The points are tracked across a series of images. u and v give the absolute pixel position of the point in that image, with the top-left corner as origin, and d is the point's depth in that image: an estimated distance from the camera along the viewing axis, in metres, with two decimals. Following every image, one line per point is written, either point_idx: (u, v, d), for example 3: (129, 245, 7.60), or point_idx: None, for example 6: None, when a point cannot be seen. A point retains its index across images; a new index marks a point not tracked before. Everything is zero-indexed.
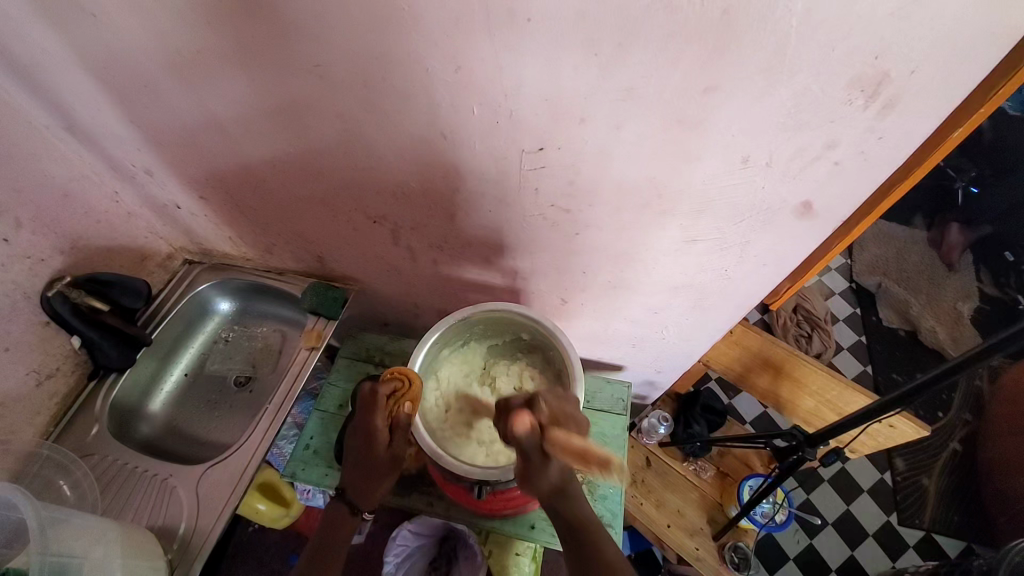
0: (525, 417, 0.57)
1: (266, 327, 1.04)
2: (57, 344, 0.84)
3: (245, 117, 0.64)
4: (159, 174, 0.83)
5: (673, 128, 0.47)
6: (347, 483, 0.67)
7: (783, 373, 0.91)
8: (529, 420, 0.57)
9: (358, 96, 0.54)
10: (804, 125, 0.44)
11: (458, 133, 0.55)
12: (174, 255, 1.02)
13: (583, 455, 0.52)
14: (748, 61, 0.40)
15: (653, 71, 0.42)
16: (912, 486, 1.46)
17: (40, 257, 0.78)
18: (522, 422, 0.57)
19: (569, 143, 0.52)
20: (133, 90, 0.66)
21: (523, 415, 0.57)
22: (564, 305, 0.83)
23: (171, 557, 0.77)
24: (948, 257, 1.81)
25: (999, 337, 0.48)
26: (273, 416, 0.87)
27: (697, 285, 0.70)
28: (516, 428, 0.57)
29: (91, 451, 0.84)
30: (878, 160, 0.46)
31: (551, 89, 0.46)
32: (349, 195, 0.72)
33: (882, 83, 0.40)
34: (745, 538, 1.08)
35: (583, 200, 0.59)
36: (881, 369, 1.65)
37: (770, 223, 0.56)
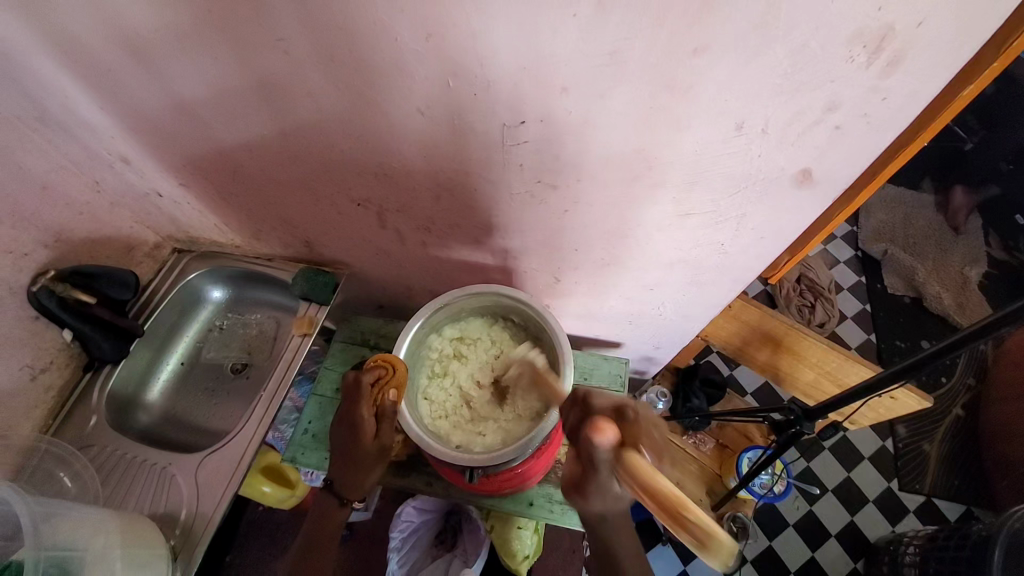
0: (608, 430, 0.50)
1: (260, 313, 1.03)
2: (48, 338, 0.83)
3: (216, 99, 0.61)
4: (138, 161, 0.80)
5: (662, 94, 0.44)
6: (335, 472, 0.66)
7: (782, 347, 0.90)
8: (612, 436, 0.50)
9: (329, 72, 0.51)
10: (802, 86, 0.41)
11: (436, 107, 0.52)
12: (163, 244, 1.00)
13: (669, 504, 0.44)
14: (740, 18, 0.37)
15: (638, 32, 0.39)
16: (914, 453, 1.48)
17: (22, 251, 0.77)
18: (606, 436, 0.50)
19: (553, 115, 0.49)
20: (99, 74, 0.63)
21: (609, 428, 0.50)
22: (558, 284, 0.81)
23: (175, 542, 0.78)
24: (954, 220, 1.78)
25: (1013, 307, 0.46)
26: (269, 403, 0.87)
27: (693, 260, 0.68)
28: (596, 437, 0.49)
29: (90, 442, 0.85)
30: (882, 122, 0.43)
31: (529, 58, 0.43)
32: (329, 178, 0.70)
33: (885, 38, 0.37)
34: (743, 509, 1.09)
35: (571, 175, 0.56)
36: (885, 336, 1.64)
37: (768, 194, 0.54)
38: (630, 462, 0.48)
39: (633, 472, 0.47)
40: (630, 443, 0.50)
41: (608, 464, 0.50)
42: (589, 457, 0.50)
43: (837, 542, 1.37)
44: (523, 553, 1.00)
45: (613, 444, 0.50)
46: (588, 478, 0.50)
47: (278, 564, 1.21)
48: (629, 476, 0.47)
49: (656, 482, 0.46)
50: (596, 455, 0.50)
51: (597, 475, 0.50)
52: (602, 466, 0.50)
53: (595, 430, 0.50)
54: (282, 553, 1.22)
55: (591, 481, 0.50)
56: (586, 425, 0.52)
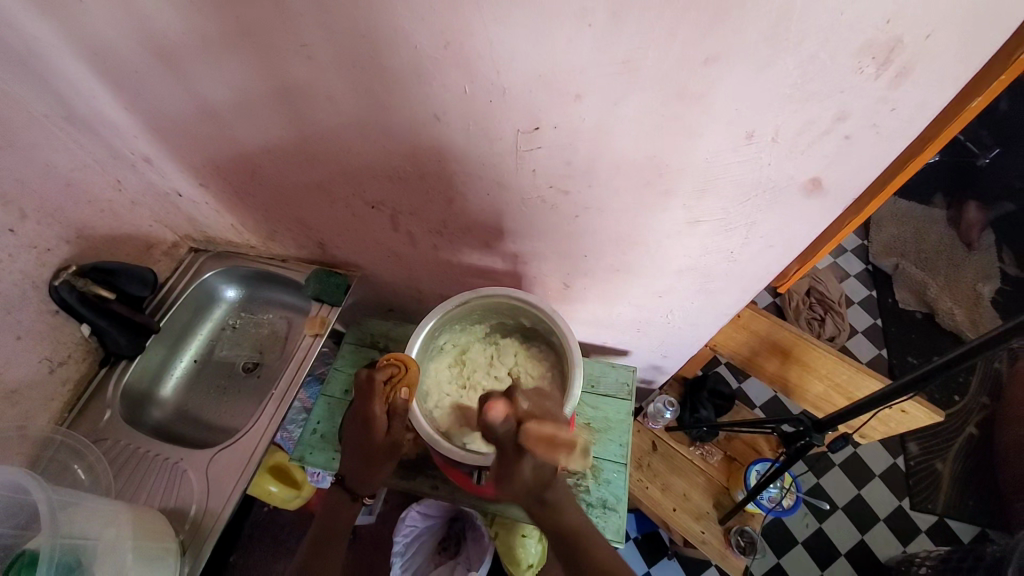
0: (499, 405, 0.55)
1: (272, 314, 1.05)
2: (67, 332, 0.85)
3: (238, 103, 0.64)
4: (159, 162, 0.83)
5: (672, 103, 0.45)
6: (347, 467, 0.68)
7: (791, 358, 0.89)
8: (504, 410, 0.54)
9: (348, 77, 0.53)
10: (811, 96, 0.42)
11: (451, 112, 0.53)
12: (180, 244, 1.02)
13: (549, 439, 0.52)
14: (751, 28, 0.38)
15: (650, 42, 0.40)
16: (926, 471, 1.45)
17: (46, 247, 0.79)
18: (496, 410, 0.54)
19: (565, 121, 0.50)
20: (127, 77, 0.66)
21: (500, 402, 0.55)
22: (566, 289, 0.82)
23: (184, 537, 0.79)
24: (967, 236, 1.76)
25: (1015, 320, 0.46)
26: (279, 401, 0.88)
27: (702, 268, 0.68)
28: (489, 415, 0.54)
29: (104, 436, 0.86)
30: (892, 133, 0.44)
31: (543, 65, 0.45)
32: (345, 181, 0.71)
33: (894, 49, 0.37)
34: (751, 523, 1.08)
35: (582, 180, 0.57)
36: (896, 352, 1.62)
37: (777, 202, 0.54)
38: (532, 430, 0.53)
39: (531, 436, 0.53)
40: (525, 417, 0.55)
41: (509, 436, 0.54)
42: (494, 435, 0.54)
43: (846, 560, 1.34)
44: (528, 561, 1.00)
45: (508, 419, 0.54)
46: (503, 460, 0.54)
47: (283, 565, 1.21)
48: (533, 441, 0.53)
49: (546, 430, 0.53)
50: (497, 430, 0.54)
51: (504, 453, 0.55)
52: (505, 439, 0.54)
53: (488, 407, 0.54)
54: (286, 554, 1.22)
55: (504, 462, 0.54)
56: (480, 410, 0.56)
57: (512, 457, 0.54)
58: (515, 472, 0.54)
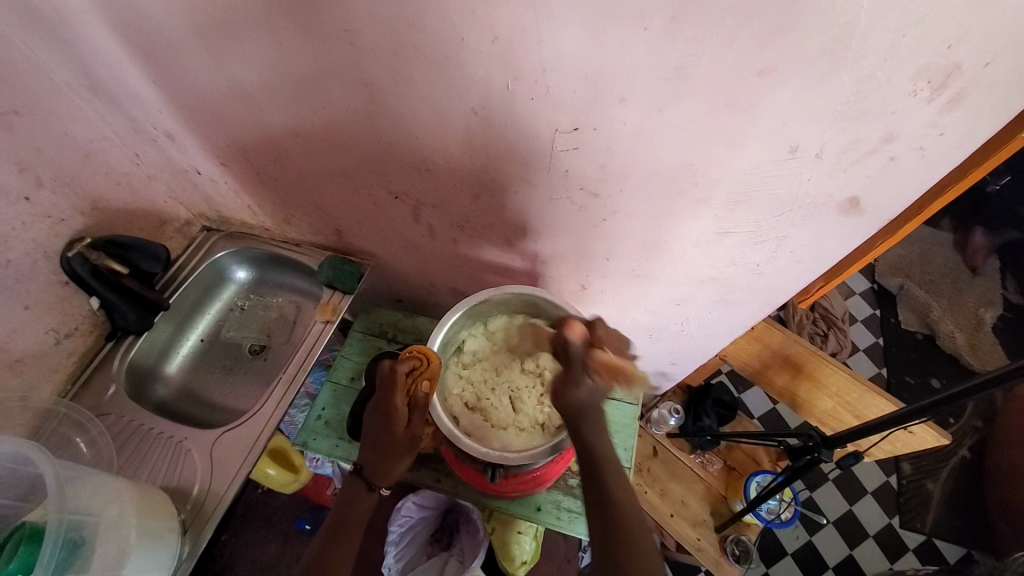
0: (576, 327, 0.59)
1: (282, 297, 1.04)
2: (76, 304, 0.84)
3: (268, 82, 0.63)
4: (180, 138, 0.81)
5: (720, 113, 0.45)
6: (365, 458, 0.67)
7: (801, 372, 0.90)
8: (583, 331, 0.59)
9: (388, 64, 0.52)
10: (861, 116, 0.42)
11: (490, 108, 0.53)
12: (193, 221, 1.01)
13: (614, 369, 0.56)
14: (809, 42, 0.38)
15: (707, 50, 0.40)
16: (918, 489, 1.47)
17: (60, 217, 0.78)
18: (575, 329, 0.59)
19: (607, 124, 0.49)
20: (157, 50, 0.65)
21: (579, 325, 0.59)
22: (583, 292, 0.81)
23: (185, 517, 0.78)
24: (972, 260, 1.77)
25: None
26: (288, 385, 0.87)
27: (725, 279, 0.68)
28: (567, 332, 0.59)
29: (108, 411, 0.85)
30: (936, 157, 0.44)
31: (592, 65, 0.44)
32: (371, 169, 0.71)
33: (951, 75, 0.37)
34: (747, 533, 1.08)
35: (615, 184, 0.57)
36: (895, 371, 1.63)
37: (810, 218, 0.54)
38: (599, 357, 0.58)
39: (597, 360, 0.58)
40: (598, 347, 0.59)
41: (580, 356, 0.58)
42: (564, 351, 0.59)
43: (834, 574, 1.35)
44: (522, 558, 1.02)
45: (581, 342, 0.59)
46: (566, 375, 0.59)
47: (276, 548, 1.21)
48: (599, 367, 0.57)
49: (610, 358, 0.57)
50: (569, 347, 0.59)
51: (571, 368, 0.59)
52: (575, 359, 0.58)
53: (567, 326, 0.59)
54: (279, 537, 1.23)
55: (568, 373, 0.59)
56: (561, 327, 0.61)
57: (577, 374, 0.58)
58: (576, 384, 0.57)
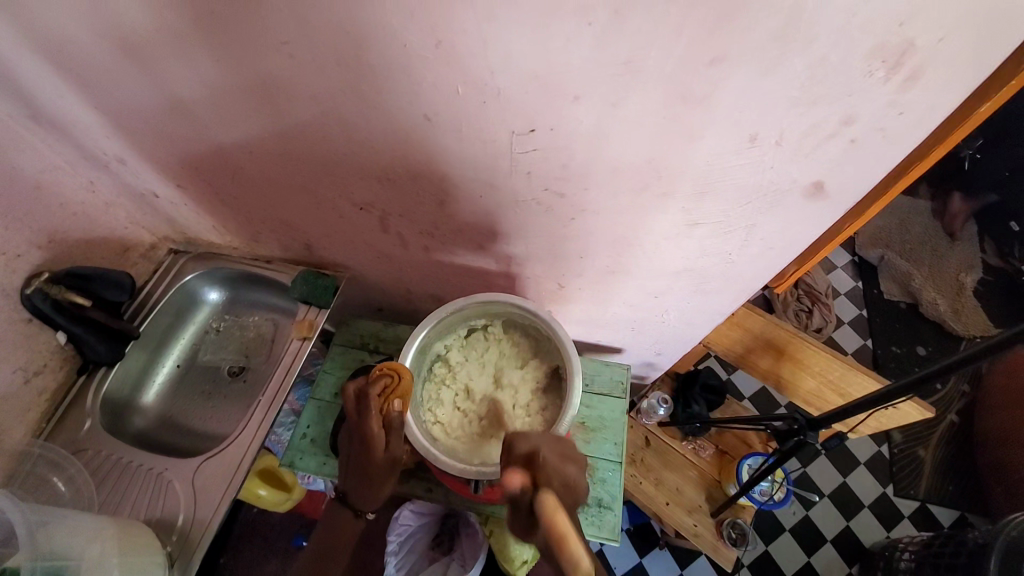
0: (517, 476, 0.51)
1: (258, 316, 1.02)
2: (42, 340, 0.81)
3: (215, 100, 0.60)
4: (134, 162, 0.79)
5: (676, 105, 0.43)
6: (348, 485, 0.67)
7: (785, 355, 0.90)
8: (522, 480, 0.50)
9: (333, 74, 0.51)
10: (819, 99, 0.41)
11: (442, 112, 0.51)
12: (158, 245, 0.98)
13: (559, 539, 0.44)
14: (758, 28, 0.36)
15: (655, 41, 0.39)
16: (909, 457, 1.49)
17: (15, 253, 0.75)
18: (512, 479, 0.50)
19: (563, 123, 0.48)
20: (95, 75, 0.62)
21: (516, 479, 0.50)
22: (560, 291, 0.80)
23: (172, 549, 0.77)
24: (951, 226, 1.79)
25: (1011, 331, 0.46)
26: (267, 408, 0.85)
27: (698, 269, 0.67)
28: (506, 480, 0.50)
29: (84, 447, 0.83)
30: (897, 136, 0.43)
31: (542, 62, 0.42)
32: (332, 181, 0.69)
33: (905, 53, 0.36)
34: (744, 515, 1.09)
35: (579, 182, 0.55)
36: (881, 342, 1.65)
37: (777, 205, 0.53)
38: (542, 502, 0.47)
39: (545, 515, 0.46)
40: (543, 487, 0.49)
41: (524, 500, 0.50)
42: (510, 499, 0.50)
43: (832, 546, 1.37)
44: (522, 557, 1.00)
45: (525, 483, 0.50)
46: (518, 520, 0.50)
47: (274, 566, 1.20)
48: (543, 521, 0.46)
49: (561, 521, 0.45)
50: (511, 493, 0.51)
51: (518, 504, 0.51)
52: (522, 504, 0.50)
53: (503, 480, 0.50)
54: (277, 555, 1.21)
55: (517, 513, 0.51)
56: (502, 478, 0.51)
57: (529, 524, 0.50)
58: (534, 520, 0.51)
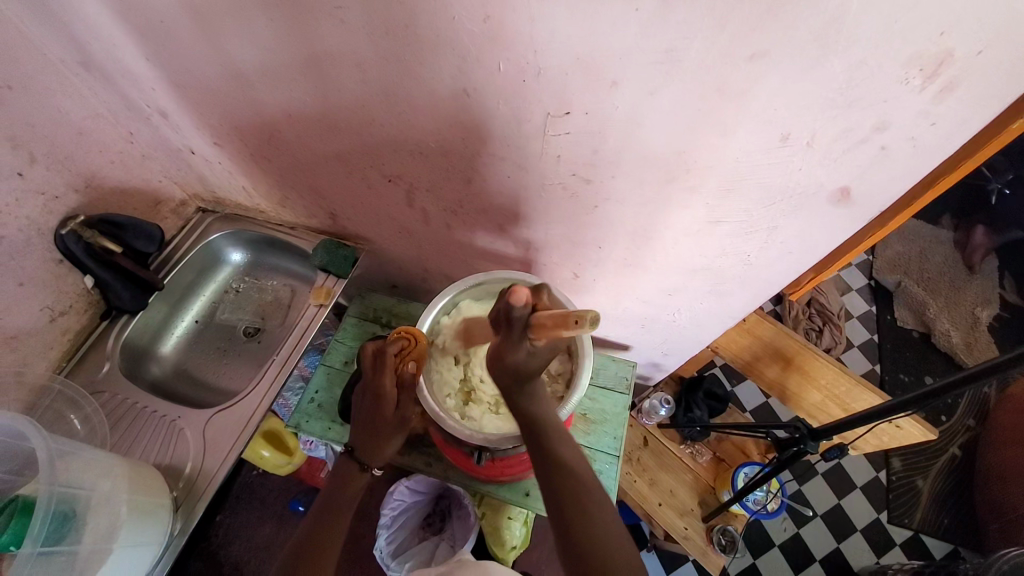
0: (523, 291, 0.49)
1: (277, 281, 1.04)
2: (70, 282, 0.84)
3: (262, 62, 0.62)
4: (174, 117, 0.81)
5: (710, 98, 0.44)
6: (357, 439, 0.69)
7: (792, 365, 0.90)
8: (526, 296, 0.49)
9: (380, 44, 0.52)
10: (854, 103, 0.41)
11: (482, 89, 0.52)
12: (188, 202, 1.01)
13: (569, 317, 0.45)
14: (799, 27, 0.37)
15: (697, 32, 0.40)
16: (907, 486, 1.49)
17: (54, 194, 0.78)
18: (520, 295, 0.48)
19: (598, 109, 0.49)
20: (149, 26, 0.64)
21: (524, 289, 0.49)
22: (575, 280, 0.81)
23: (177, 494, 0.79)
24: (970, 259, 1.76)
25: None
26: (279, 368, 0.88)
27: (715, 269, 0.68)
28: (511, 297, 0.48)
29: (101, 389, 0.86)
30: (928, 148, 0.43)
31: (585, 45, 0.43)
32: (365, 152, 0.70)
33: (943, 62, 0.37)
34: (733, 522, 1.10)
35: (607, 170, 0.56)
36: (889, 368, 1.64)
37: (802, 208, 0.54)
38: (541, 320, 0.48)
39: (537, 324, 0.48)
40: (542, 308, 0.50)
41: (523, 322, 0.49)
42: (506, 316, 0.49)
43: (820, 566, 1.37)
44: (512, 542, 1.02)
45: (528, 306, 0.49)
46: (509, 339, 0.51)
47: (269, 529, 1.23)
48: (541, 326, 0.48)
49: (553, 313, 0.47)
50: (512, 311, 0.48)
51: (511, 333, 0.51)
52: (517, 324, 0.49)
53: (512, 290, 0.49)
54: (272, 518, 1.24)
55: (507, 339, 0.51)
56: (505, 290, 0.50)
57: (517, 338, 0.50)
58: (515, 350, 0.51)
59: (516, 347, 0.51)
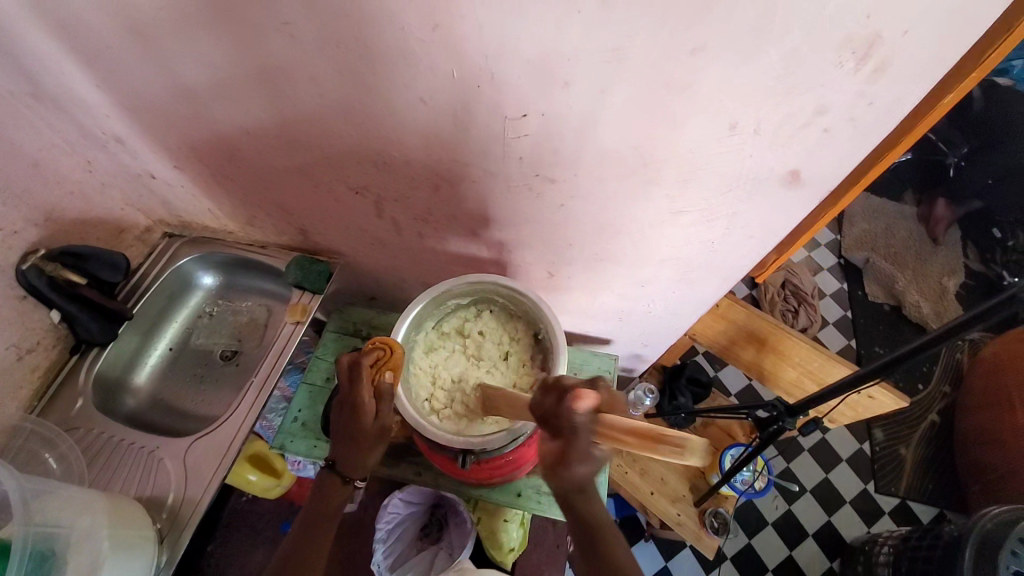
0: (585, 394, 0.50)
1: (252, 301, 1.03)
2: (35, 318, 0.82)
3: (217, 83, 0.62)
4: (132, 143, 0.80)
5: (659, 92, 0.46)
6: (338, 452, 0.68)
7: (767, 346, 0.92)
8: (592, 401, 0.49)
9: (333, 58, 0.52)
10: (794, 89, 0.43)
11: (438, 96, 0.53)
12: (154, 228, 0.99)
13: (652, 434, 0.46)
14: (735, 19, 0.39)
15: (639, 30, 0.41)
16: (891, 455, 1.53)
17: (11, 229, 0.76)
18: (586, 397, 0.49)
19: (553, 109, 0.50)
20: (98, 52, 0.63)
21: (589, 392, 0.50)
22: (550, 279, 0.82)
23: (161, 526, 0.78)
24: (934, 231, 1.83)
25: (984, 307, 0.48)
26: (259, 389, 0.86)
27: (683, 258, 0.69)
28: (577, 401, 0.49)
29: (75, 425, 0.84)
30: (868, 127, 0.45)
31: (533, 48, 0.44)
32: (329, 165, 0.70)
33: (872, 45, 0.39)
34: (725, 505, 1.11)
35: (568, 169, 0.57)
36: (865, 342, 1.68)
37: (758, 192, 0.55)
38: (616, 424, 0.48)
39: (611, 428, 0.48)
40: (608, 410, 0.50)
41: (590, 428, 0.49)
42: (572, 423, 0.49)
43: (813, 541, 1.40)
44: (509, 544, 1.02)
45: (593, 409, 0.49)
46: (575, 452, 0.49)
47: (262, 554, 1.20)
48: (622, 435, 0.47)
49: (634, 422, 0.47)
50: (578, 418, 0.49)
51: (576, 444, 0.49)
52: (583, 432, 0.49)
53: (574, 396, 0.50)
54: (265, 543, 1.22)
55: (575, 451, 0.48)
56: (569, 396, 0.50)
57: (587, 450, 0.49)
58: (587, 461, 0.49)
59: (587, 457, 0.49)
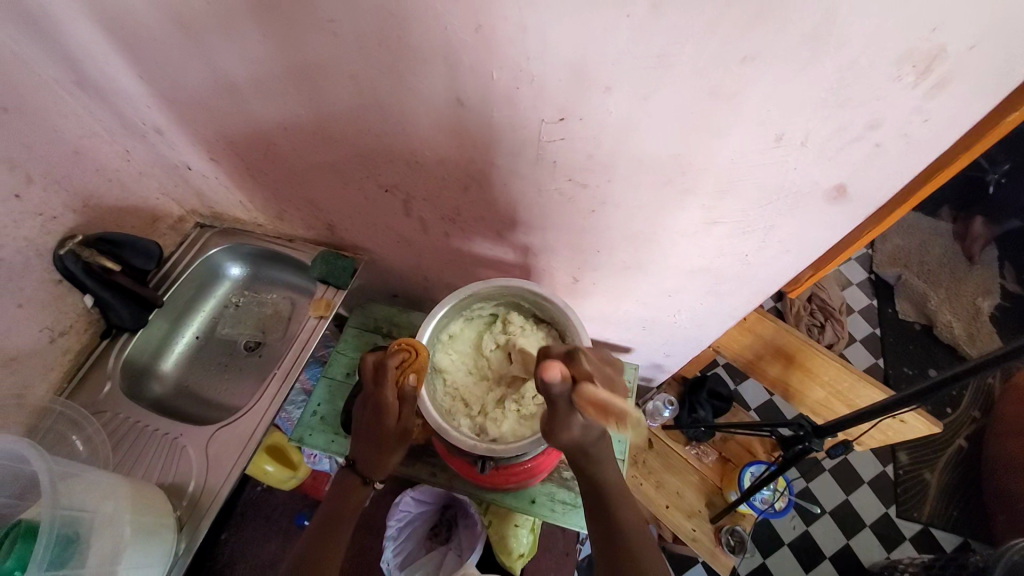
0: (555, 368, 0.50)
1: (277, 294, 1.04)
2: (69, 302, 0.84)
3: (256, 77, 0.62)
4: (169, 133, 0.81)
5: (705, 101, 0.45)
6: (359, 451, 0.68)
7: (794, 363, 0.90)
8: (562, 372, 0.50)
9: (372, 56, 0.52)
10: (847, 102, 0.42)
11: (476, 98, 0.52)
12: (186, 218, 1.01)
13: (603, 407, 0.48)
14: (790, 28, 0.37)
15: (688, 37, 0.40)
16: (914, 479, 1.48)
17: (51, 214, 0.78)
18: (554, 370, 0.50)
19: (592, 114, 0.49)
20: (142, 44, 0.65)
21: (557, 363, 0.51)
22: (575, 284, 0.81)
23: (181, 512, 0.79)
24: (970, 250, 1.77)
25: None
26: (281, 382, 0.87)
27: (714, 269, 0.68)
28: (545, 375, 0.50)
29: (103, 408, 0.86)
30: (922, 143, 0.43)
31: (576, 52, 0.44)
32: (360, 162, 0.70)
33: (936, 58, 0.37)
34: (742, 522, 1.08)
35: (602, 174, 0.56)
36: (892, 362, 1.63)
37: (799, 206, 0.54)
38: (584, 393, 0.50)
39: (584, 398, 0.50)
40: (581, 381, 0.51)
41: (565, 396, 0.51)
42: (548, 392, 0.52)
43: (830, 563, 1.36)
44: (519, 550, 1.01)
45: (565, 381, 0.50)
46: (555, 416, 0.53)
47: (274, 544, 1.22)
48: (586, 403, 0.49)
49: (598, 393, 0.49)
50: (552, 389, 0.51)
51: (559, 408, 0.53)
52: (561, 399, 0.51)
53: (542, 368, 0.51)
54: (278, 534, 1.23)
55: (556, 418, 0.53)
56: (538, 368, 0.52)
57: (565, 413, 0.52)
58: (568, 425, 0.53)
59: (568, 422, 0.53)
